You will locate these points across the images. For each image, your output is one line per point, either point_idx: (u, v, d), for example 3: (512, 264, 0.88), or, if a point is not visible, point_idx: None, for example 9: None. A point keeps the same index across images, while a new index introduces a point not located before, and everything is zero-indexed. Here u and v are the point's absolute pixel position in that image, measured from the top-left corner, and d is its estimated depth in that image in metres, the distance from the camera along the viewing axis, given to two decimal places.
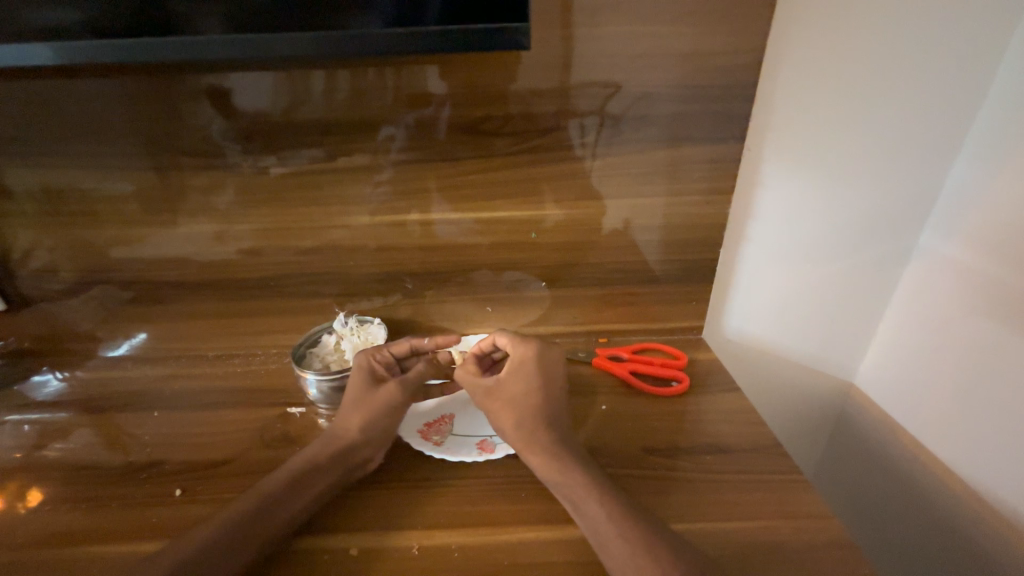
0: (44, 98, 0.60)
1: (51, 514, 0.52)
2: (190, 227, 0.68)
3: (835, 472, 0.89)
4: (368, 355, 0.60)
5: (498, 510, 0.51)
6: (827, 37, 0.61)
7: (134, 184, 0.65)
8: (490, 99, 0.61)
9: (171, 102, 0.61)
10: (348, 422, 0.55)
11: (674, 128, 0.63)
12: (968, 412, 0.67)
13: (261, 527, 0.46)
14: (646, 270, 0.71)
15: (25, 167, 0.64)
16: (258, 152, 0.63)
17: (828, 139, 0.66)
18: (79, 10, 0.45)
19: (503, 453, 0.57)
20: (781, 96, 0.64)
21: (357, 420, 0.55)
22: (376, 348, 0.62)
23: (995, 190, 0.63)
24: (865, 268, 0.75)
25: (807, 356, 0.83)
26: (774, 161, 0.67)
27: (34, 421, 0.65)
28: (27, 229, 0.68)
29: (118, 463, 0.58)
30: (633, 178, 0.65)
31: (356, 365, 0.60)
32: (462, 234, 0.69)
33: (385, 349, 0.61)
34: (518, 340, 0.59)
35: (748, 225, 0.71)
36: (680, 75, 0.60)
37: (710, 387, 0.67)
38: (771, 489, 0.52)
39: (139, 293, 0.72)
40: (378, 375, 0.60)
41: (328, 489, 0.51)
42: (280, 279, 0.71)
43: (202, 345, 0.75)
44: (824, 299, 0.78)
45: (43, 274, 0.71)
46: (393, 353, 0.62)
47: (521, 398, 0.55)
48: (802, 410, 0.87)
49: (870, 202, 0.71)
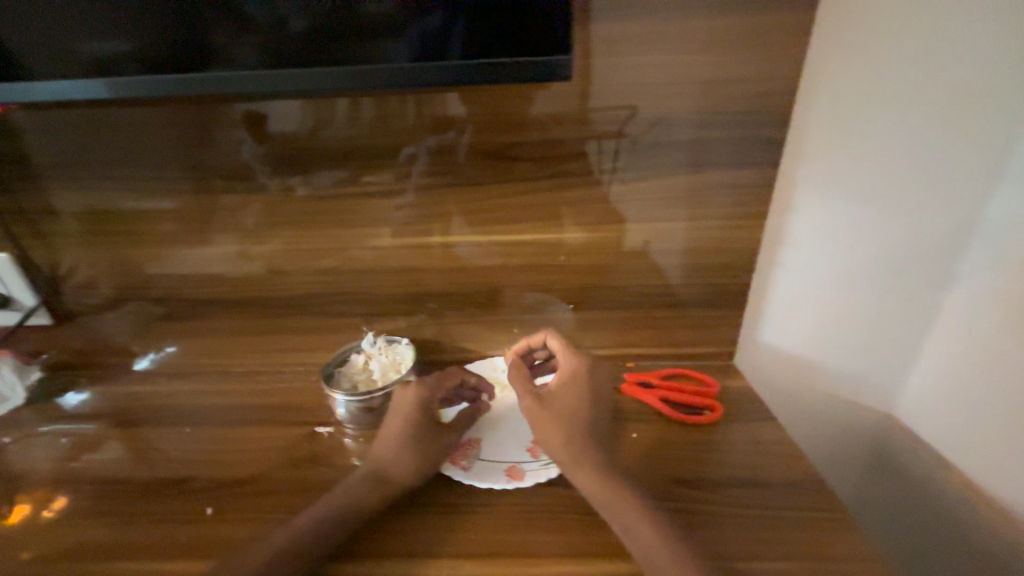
0: (94, 124, 0.64)
1: (82, 528, 0.53)
2: (223, 245, 0.70)
3: (870, 503, 0.85)
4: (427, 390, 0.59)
5: (529, 540, 0.50)
6: (861, 60, 0.61)
7: (173, 204, 0.68)
8: (517, 124, 0.62)
9: (210, 127, 0.63)
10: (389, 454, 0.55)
11: (699, 154, 0.63)
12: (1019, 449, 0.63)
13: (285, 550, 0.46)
14: (671, 294, 0.70)
15: (74, 190, 0.68)
16: (286, 174, 0.66)
17: (861, 163, 0.65)
18: (129, 44, 0.48)
19: (532, 482, 0.55)
20: (813, 120, 0.63)
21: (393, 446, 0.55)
22: (436, 384, 0.60)
23: None
24: (902, 294, 0.73)
25: (841, 384, 0.79)
26: (804, 185, 0.66)
27: (69, 434, 0.66)
28: (72, 248, 0.71)
29: (147, 479, 0.59)
30: (660, 202, 0.65)
31: (413, 401, 0.58)
32: (488, 255, 0.69)
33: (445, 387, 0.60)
34: (570, 353, 0.62)
35: (778, 251, 0.70)
36: (705, 102, 0.60)
37: (740, 415, 0.65)
38: (811, 528, 0.50)
39: (172, 309, 0.74)
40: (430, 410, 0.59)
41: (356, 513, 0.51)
42: (309, 298, 0.73)
43: (231, 361, 0.76)
44: (858, 330, 0.75)
45: (84, 289, 0.73)
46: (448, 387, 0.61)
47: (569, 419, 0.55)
48: (836, 439, 0.83)
49: (908, 229, 0.69)
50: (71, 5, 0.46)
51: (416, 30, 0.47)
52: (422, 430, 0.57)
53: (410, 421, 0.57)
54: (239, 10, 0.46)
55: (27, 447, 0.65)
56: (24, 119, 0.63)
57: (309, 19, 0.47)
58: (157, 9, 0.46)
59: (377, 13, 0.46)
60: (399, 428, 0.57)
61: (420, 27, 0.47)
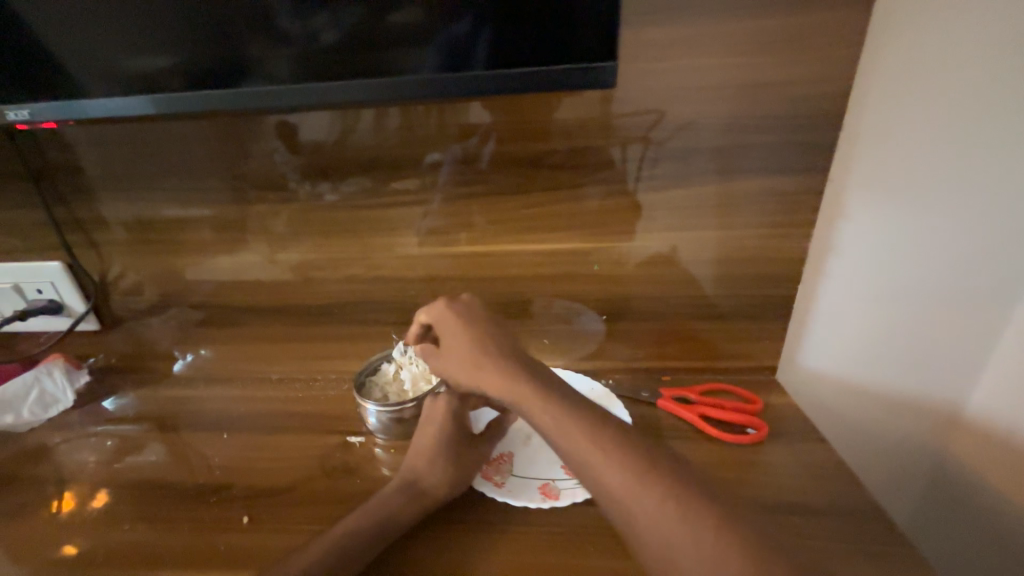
0: (141, 138, 0.66)
1: (128, 531, 0.55)
2: (260, 254, 0.71)
3: (931, 535, 0.78)
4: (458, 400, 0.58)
5: (569, 564, 0.48)
6: (928, 51, 0.55)
7: (214, 214, 0.70)
8: (551, 132, 0.61)
9: (247, 138, 0.65)
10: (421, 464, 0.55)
11: (742, 160, 0.60)
12: None
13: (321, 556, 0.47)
14: (707, 304, 0.68)
15: (123, 201, 0.71)
16: (320, 182, 0.66)
17: (925, 163, 0.59)
18: (169, 62, 0.50)
19: (568, 501, 0.53)
20: (869, 119, 0.58)
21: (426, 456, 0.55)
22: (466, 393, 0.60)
23: None
24: (975, 308, 0.65)
25: (900, 406, 0.72)
26: (859, 192, 0.62)
27: (115, 435, 0.69)
28: (120, 256, 0.74)
29: (188, 483, 0.60)
30: (701, 210, 0.63)
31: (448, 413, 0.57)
32: (520, 264, 0.68)
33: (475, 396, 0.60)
34: (428, 305, 0.57)
35: (827, 260, 0.65)
36: (748, 106, 0.58)
37: (787, 435, 0.62)
38: (873, 562, 0.47)
39: (211, 315, 0.76)
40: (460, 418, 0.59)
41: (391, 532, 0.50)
42: (342, 306, 0.73)
43: (267, 367, 0.77)
44: (922, 348, 0.69)
45: (131, 296, 0.77)
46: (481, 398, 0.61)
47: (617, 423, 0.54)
48: (894, 465, 0.76)
49: (983, 236, 0.62)
50: (116, 26, 0.48)
51: (442, 40, 0.47)
52: (455, 440, 0.56)
53: (444, 432, 0.56)
54: (271, 26, 0.47)
55: (77, 448, 0.67)
56: (78, 134, 0.67)
57: (338, 33, 0.47)
58: (195, 27, 0.48)
59: (405, 24, 0.46)
60: (434, 440, 0.56)
61: (446, 38, 0.46)
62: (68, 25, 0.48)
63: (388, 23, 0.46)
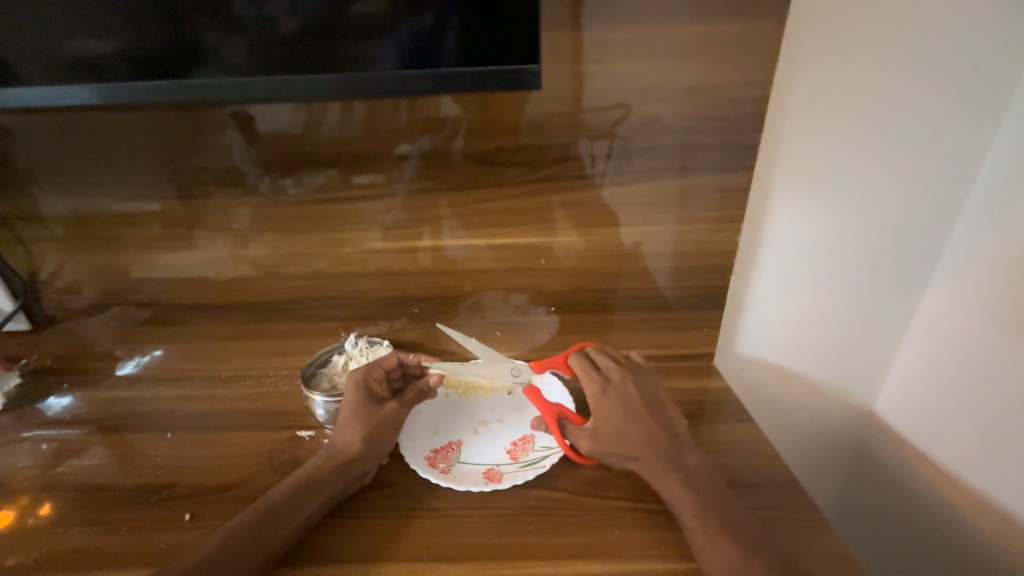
0: (78, 127, 0.63)
1: (62, 536, 0.54)
2: (208, 249, 0.70)
3: (846, 498, 0.89)
4: (362, 370, 0.63)
5: (509, 543, 0.51)
6: (839, 64, 0.61)
7: (158, 207, 0.68)
8: (503, 131, 0.62)
9: (198, 129, 0.63)
10: (348, 437, 0.57)
11: (682, 158, 0.63)
12: (978, 440, 0.67)
13: (268, 542, 0.49)
14: (655, 296, 0.71)
15: (57, 195, 0.67)
16: (276, 175, 0.65)
17: (837, 166, 0.66)
18: (117, 47, 0.48)
19: (509, 483, 0.57)
20: (790, 125, 0.64)
21: (360, 434, 0.58)
22: (369, 366, 0.64)
23: (1003, 227, 0.63)
24: (878, 295, 0.75)
25: (820, 382, 0.81)
26: (783, 189, 0.67)
27: (51, 439, 0.66)
28: (55, 252, 0.71)
29: (130, 485, 0.59)
30: (644, 206, 0.66)
31: (351, 383, 0.62)
32: (473, 259, 0.70)
33: (378, 366, 0.64)
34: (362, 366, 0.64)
35: (758, 253, 0.71)
36: (690, 108, 0.61)
37: (721, 417, 0.66)
38: (786, 530, 0.52)
39: (156, 313, 0.74)
40: (375, 394, 0.62)
41: (324, 509, 0.53)
42: (294, 302, 0.73)
43: (215, 366, 0.76)
44: (838, 328, 0.77)
45: (67, 293, 0.73)
46: (386, 369, 0.64)
47: (624, 403, 0.57)
48: (817, 439, 0.85)
49: (884, 231, 0.70)
50: (60, 7, 0.46)
51: (406, 33, 0.47)
52: (363, 405, 0.60)
53: (350, 400, 0.60)
54: (225, 11, 0.46)
55: (7, 453, 0.64)
56: (7, 122, 0.63)
57: (300, 22, 0.47)
58: (146, 11, 0.46)
59: (365, 15, 0.46)
60: (343, 411, 0.60)
61: (411, 30, 0.47)
62: (5, 6, 0.46)
63: (351, 13, 0.46)
